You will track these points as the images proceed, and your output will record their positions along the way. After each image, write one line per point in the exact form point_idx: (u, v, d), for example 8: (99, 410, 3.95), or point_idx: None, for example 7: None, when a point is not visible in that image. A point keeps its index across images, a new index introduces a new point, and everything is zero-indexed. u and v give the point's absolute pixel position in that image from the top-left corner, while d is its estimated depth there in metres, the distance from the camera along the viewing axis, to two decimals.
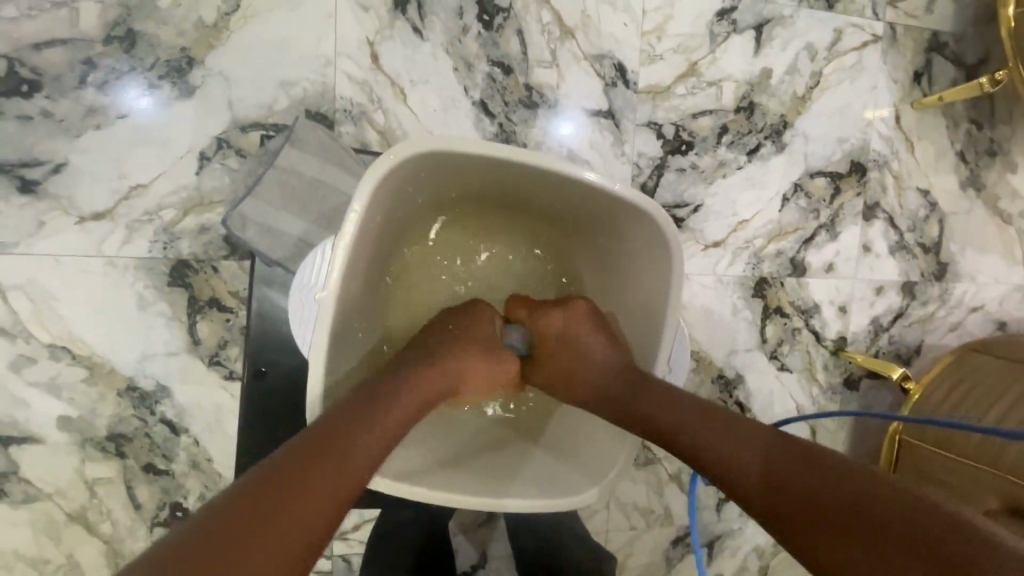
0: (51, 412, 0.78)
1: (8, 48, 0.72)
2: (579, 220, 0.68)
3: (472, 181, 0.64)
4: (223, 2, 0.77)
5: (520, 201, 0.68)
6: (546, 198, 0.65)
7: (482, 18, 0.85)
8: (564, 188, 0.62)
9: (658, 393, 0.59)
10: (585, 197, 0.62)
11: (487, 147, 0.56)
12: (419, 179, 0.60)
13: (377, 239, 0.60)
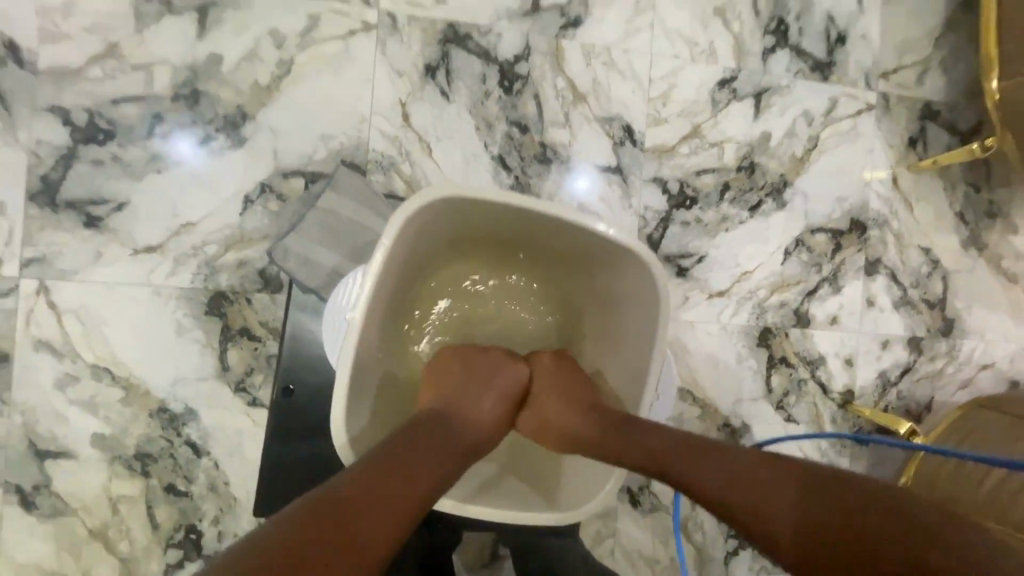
0: (87, 428, 0.83)
1: (90, 103, 0.83)
2: (582, 262, 0.73)
3: (487, 225, 0.70)
4: (276, 67, 0.88)
5: (528, 242, 0.73)
6: (550, 240, 0.71)
7: (503, 84, 0.95)
8: (571, 236, 0.68)
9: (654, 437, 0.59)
10: (589, 244, 0.68)
11: (502, 197, 0.63)
12: (437, 221, 0.66)
13: (400, 271, 0.66)
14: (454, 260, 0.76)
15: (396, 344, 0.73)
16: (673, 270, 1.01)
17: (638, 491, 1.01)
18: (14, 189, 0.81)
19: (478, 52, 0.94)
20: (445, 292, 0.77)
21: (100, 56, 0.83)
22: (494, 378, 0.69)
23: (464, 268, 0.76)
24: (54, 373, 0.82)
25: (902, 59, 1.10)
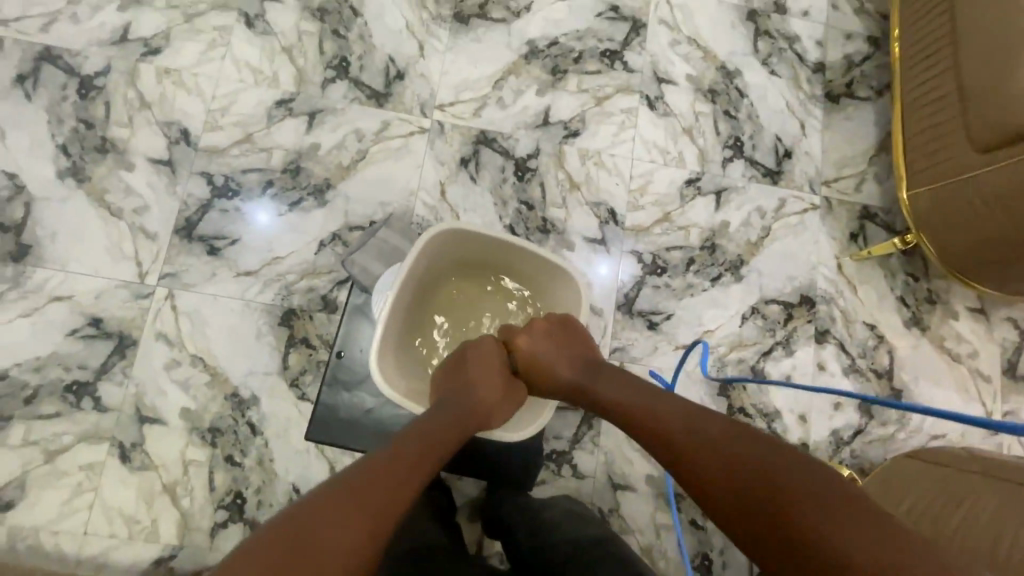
0: (179, 402, 1.09)
1: (227, 171, 1.19)
2: (547, 283, 1.00)
3: (476, 253, 0.98)
4: (356, 154, 1.23)
5: (509, 267, 1.01)
6: (523, 265, 0.99)
7: (517, 173, 1.27)
8: (532, 262, 0.97)
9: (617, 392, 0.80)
10: (544, 269, 0.97)
11: (490, 232, 0.91)
12: (444, 249, 0.94)
13: (414, 282, 0.93)
14: (457, 280, 1.04)
15: (407, 336, 0.99)
16: (645, 323, 1.24)
17: (608, 512, 1.16)
18: (166, 225, 1.16)
19: (500, 151, 1.28)
20: (440, 302, 1.03)
21: (240, 141, 1.21)
22: (490, 354, 0.90)
23: (456, 285, 1.04)
24: (164, 358, 1.10)
25: (841, 172, 1.37)
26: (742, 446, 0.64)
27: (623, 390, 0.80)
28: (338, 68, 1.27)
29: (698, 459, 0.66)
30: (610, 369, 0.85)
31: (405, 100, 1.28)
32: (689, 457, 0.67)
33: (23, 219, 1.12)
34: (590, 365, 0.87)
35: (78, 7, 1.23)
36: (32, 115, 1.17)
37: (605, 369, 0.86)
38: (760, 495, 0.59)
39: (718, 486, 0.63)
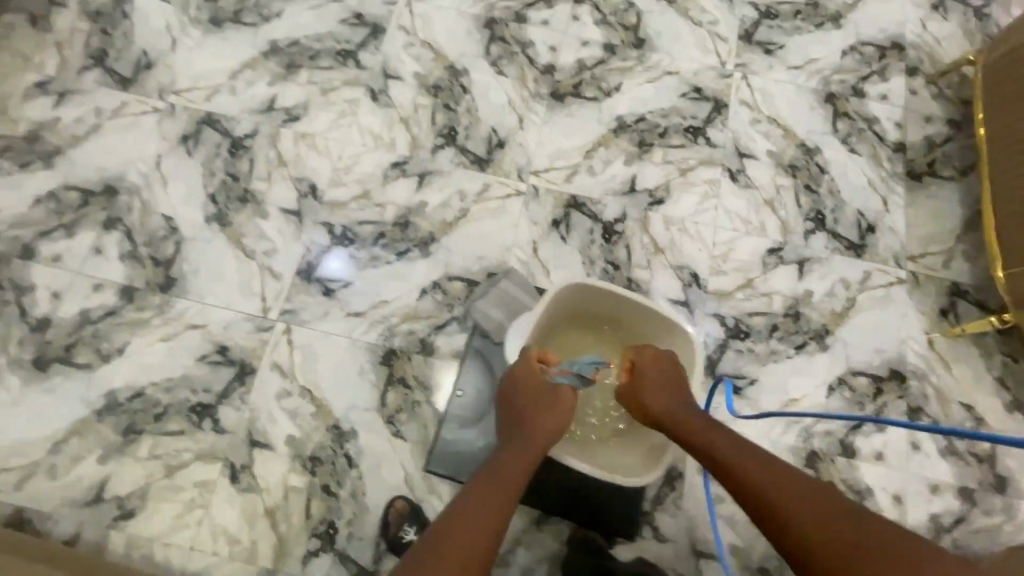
0: (285, 429, 1.18)
1: (345, 223, 1.34)
2: (657, 336, 1.07)
3: (590, 305, 1.08)
4: (458, 212, 1.36)
5: (621, 319, 1.09)
6: (636, 319, 1.07)
7: (605, 235, 1.35)
8: (643, 314, 1.05)
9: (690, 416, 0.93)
10: (655, 321, 1.05)
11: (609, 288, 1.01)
12: (565, 302, 1.05)
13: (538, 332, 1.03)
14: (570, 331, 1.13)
15: None
16: (729, 387, 1.25)
17: None
18: (290, 267, 1.29)
19: (589, 215, 1.37)
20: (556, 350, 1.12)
21: (358, 197, 1.36)
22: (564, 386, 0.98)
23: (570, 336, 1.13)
24: (277, 387, 1.21)
25: (928, 248, 1.38)
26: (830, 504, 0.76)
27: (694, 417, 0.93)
28: (447, 137, 1.42)
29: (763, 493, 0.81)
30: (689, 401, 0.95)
31: (504, 165, 1.41)
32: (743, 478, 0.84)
33: (173, 257, 1.29)
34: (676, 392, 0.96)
35: (236, 82, 1.45)
36: (190, 168, 1.37)
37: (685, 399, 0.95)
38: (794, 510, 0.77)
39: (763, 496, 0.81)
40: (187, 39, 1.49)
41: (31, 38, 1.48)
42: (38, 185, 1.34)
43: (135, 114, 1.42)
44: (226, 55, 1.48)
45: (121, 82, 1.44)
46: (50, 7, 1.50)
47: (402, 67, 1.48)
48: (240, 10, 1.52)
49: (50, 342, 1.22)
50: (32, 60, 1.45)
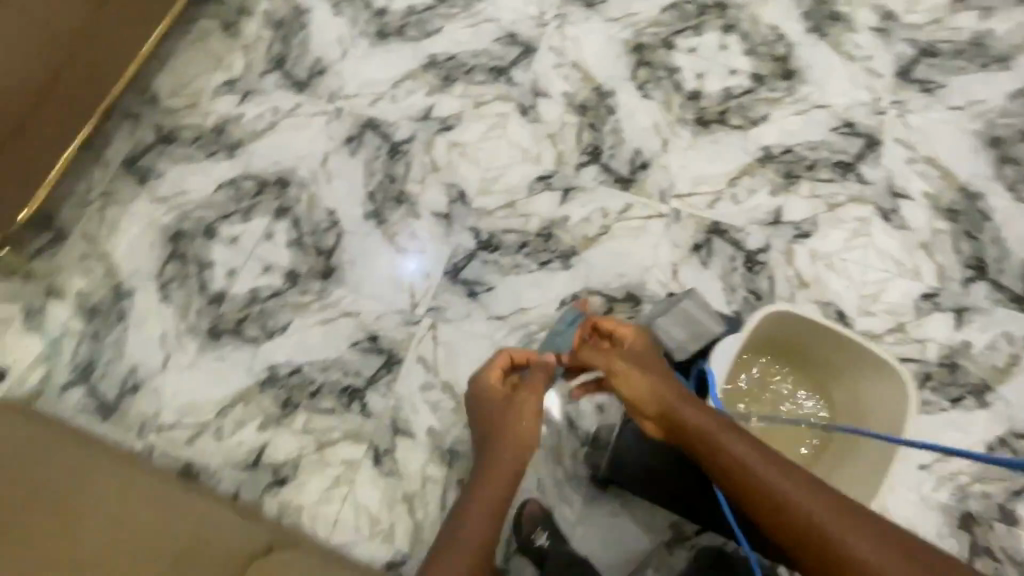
0: (426, 420, 1.24)
1: (491, 230, 1.40)
2: (850, 363, 1.09)
3: (779, 335, 1.12)
4: (600, 228, 1.39)
5: (809, 347, 1.12)
6: (827, 347, 1.10)
7: (747, 264, 1.34)
8: (835, 343, 1.08)
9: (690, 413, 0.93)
10: (846, 349, 1.07)
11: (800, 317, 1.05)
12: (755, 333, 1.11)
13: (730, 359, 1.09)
14: (763, 362, 1.17)
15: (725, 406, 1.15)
16: None
17: None
18: (438, 267, 1.37)
19: (732, 241, 1.36)
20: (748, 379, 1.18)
21: (504, 205, 1.42)
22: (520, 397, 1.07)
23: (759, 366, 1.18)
24: (420, 379, 1.27)
25: None
26: (804, 489, 0.81)
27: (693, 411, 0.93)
28: (592, 155, 1.46)
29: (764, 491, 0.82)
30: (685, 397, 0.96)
31: (647, 187, 1.42)
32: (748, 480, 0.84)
33: (334, 247, 1.39)
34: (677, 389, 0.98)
35: (397, 91, 1.56)
36: (352, 168, 1.48)
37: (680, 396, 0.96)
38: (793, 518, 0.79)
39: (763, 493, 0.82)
40: (356, 49, 1.62)
41: (223, 41, 1.65)
42: (222, 173, 1.49)
43: (308, 115, 1.55)
44: (390, 66, 1.59)
45: (296, 85, 1.58)
46: (241, 15, 1.67)
47: (551, 86, 1.54)
48: (404, 25, 1.64)
49: (225, 315, 1.34)
50: (223, 61, 1.62)
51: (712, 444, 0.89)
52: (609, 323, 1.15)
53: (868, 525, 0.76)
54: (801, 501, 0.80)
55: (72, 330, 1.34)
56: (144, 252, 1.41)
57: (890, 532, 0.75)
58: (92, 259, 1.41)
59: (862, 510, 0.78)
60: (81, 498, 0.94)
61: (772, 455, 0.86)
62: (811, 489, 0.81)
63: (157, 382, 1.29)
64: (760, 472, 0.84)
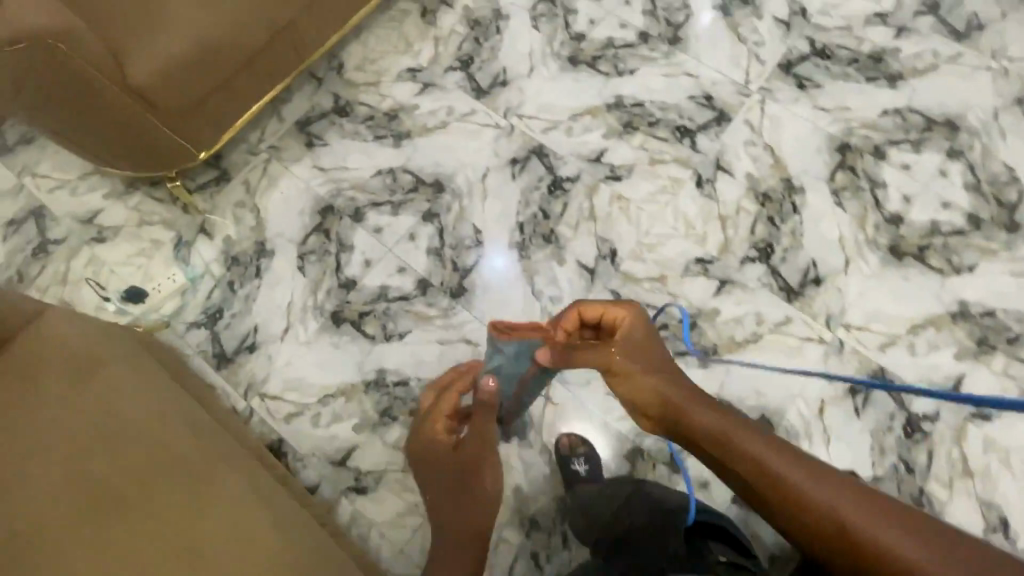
0: (515, 479, 1.21)
1: (633, 300, 1.31)
2: None
3: None
4: (750, 334, 1.27)
5: None
6: None
7: (906, 427, 1.19)
8: None
9: (702, 412, 0.85)
10: None
11: None
12: None
13: None
14: None
15: None
16: None
17: None
18: None
19: (895, 396, 1.21)
20: None
21: (654, 278, 1.33)
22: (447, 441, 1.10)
23: None
24: (521, 434, 1.23)
25: None
26: (827, 486, 0.70)
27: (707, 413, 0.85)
28: (762, 251, 1.34)
29: (778, 492, 0.72)
30: (698, 397, 0.88)
31: (813, 304, 1.29)
32: (764, 491, 0.74)
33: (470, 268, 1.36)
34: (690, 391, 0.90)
35: (574, 123, 1.49)
36: (508, 191, 1.43)
37: (693, 393, 0.90)
38: (825, 524, 0.67)
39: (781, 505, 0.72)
40: (544, 69, 1.57)
41: (418, 27, 1.64)
42: (383, 159, 1.48)
43: (479, 123, 1.51)
44: (573, 95, 1.53)
45: (476, 90, 1.55)
46: (441, 6, 1.66)
47: (736, 164, 1.43)
48: (599, 57, 1.57)
49: (350, 303, 1.34)
50: (412, 47, 1.62)
51: (727, 448, 0.79)
52: (594, 311, 1.02)
53: (899, 521, 0.63)
54: (827, 500, 0.68)
55: (212, 273, 1.39)
56: (293, 216, 1.43)
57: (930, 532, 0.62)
58: (244, 208, 1.45)
59: (892, 505, 0.66)
60: (206, 504, 0.87)
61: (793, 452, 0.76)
62: (832, 486, 0.70)
63: (272, 349, 1.31)
64: (776, 469, 0.73)
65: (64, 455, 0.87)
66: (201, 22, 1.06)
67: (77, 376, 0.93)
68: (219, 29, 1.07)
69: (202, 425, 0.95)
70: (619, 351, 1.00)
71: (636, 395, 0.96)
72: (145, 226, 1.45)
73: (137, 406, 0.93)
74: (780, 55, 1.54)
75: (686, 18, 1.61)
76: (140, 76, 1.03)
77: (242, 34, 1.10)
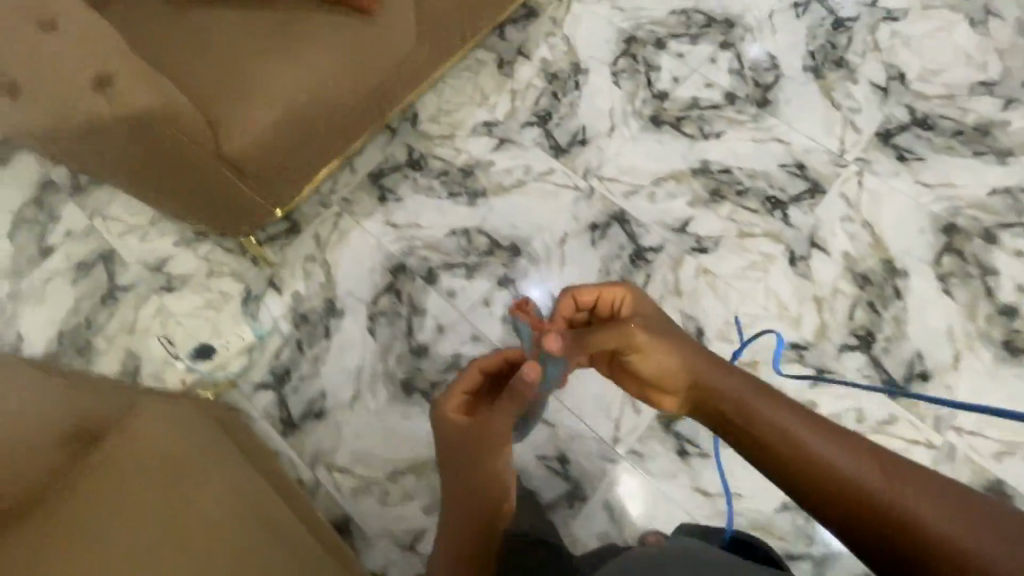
0: None
1: None
2: None
3: None
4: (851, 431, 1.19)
5: None
6: None
7: None
8: None
9: (725, 382, 0.77)
10: None
11: None
12: None
13: None
14: None
15: None
16: None
17: None
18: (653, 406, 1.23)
19: None
20: None
21: (743, 362, 1.26)
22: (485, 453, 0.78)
23: None
24: (602, 527, 1.17)
25: None
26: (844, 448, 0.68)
27: (732, 384, 0.77)
28: (862, 339, 1.25)
29: (805, 468, 0.69)
30: (719, 363, 0.79)
31: (919, 402, 1.20)
32: (788, 465, 0.70)
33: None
34: (711, 358, 0.80)
35: (658, 188, 1.43)
36: (587, 258, 1.37)
37: (715, 362, 0.79)
38: (853, 500, 0.65)
39: (808, 483, 0.68)
40: (625, 128, 1.51)
41: (494, 78, 1.60)
42: (458, 217, 1.43)
43: (557, 184, 1.46)
44: (656, 157, 1.47)
45: (554, 148, 1.50)
46: (518, 58, 1.62)
47: (832, 241, 1.35)
48: (683, 117, 1.51)
49: (422, 371, 1.29)
50: (488, 99, 1.57)
51: (747, 414, 0.74)
52: (590, 295, 0.80)
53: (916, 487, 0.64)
54: (851, 468, 0.66)
55: (280, 330, 1.35)
56: (364, 274, 1.39)
57: (940, 493, 0.62)
58: (314, 263, 1.41)
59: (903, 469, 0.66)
60: None
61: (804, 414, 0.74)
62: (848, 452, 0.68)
63: (342, 416, 1.26)
64: (808, 442, 0.70)
65: (112, 558, 0.79)
66: (294, 86, 1.03)
67: (167, 469, 0.88)
68: (311, 92, 1.03)
69: (245, 484, 0.93)
70: (642, 328, 0.77)
71: (651, 377, 0.80)
72: (215, 277, 1.42)
73: (231, 501, 0.88)
74: (877, 123, 1.46)
75: (776, 79, 1.54)
76: (236, 145, 0.99)
77: (335, 97, 1.06)
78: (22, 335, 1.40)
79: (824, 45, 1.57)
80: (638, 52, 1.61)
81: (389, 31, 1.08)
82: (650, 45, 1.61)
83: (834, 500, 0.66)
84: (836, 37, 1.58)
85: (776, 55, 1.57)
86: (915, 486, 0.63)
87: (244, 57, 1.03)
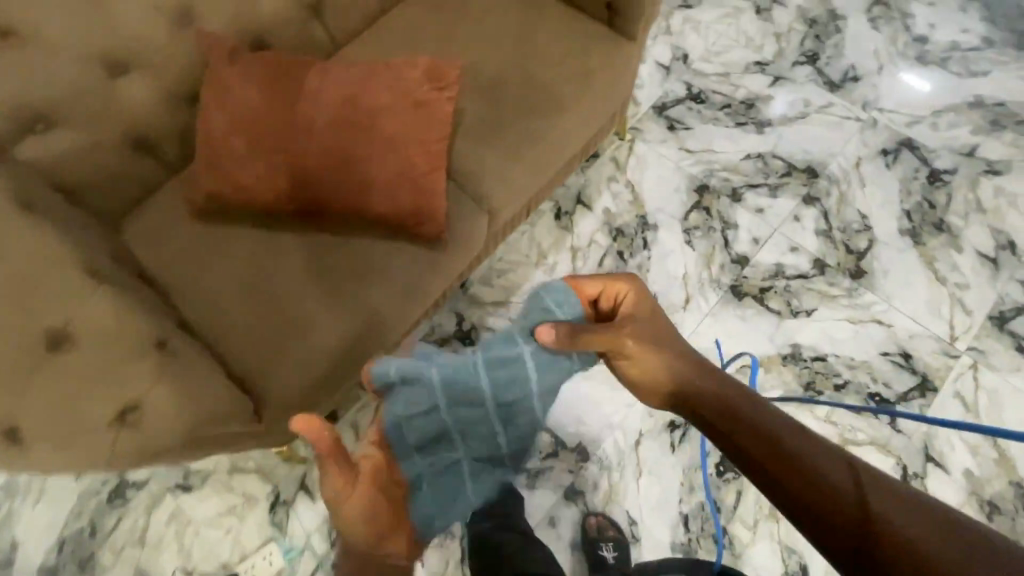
0: None
1: None
2: None
3: None
4: None
5: None
6: None
7: None
8: None
9: (714, 383, 0.67)
10: None
11: None
12: None
13: None
14: None
15: None
16: None
17: None
18: None
19: None
20: None
21: None
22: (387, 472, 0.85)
23: None
24: None
25: None
26: (844, 473, 0.54)
27: (723, 384, 0.67)
28: None
29: (781, 470, 0.56)
30: (710, 367, 0.70)
31: None
32: (762, 466, 0.57)
33: (608, 543, 1.12)
34: (699, 369, 0.70)
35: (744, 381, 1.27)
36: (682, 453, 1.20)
37: (706, 368, 0.70)
38: (835, 510, 0.51)
39: (782, 488, 0.54)
40: (703, 300, 1.35)
41: (552, 232, 1.44)
42: None
43: None
44: (740, 338, 1.30)
45: None
46: (578, 208, 1.46)
47: (951, 455, 1.18)
48: (767, 289, 1.35)
49: None
50: (546, 259, 1.41)
51: (730, 418, 0.62)
52: (590, 290, 0.81)
53: (903, 500, 0.50)
54: (832, 473, 0.54)
55: (314, 548, 1.19)
56: None
57: (982, 530, 0.46)
58: None
59: (867, 468, 0.54)
60: None
61: (802, 431, 0.60)
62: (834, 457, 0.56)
63: None
64: (783, 441, 0.58)
65: None
66: (342, 331, 0.87)
67: None
68: (361, 337, 0.88)
69: None
70: (637, 337, 0.74)
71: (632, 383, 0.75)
72: (238, 475, 1.24)
73: None
74: (989, 304, 1.30)
75: (870, 244, 1.38)
76: (277, 408, 0.84)
77: (387, 334, 0.91)
78: (16, 543, 1.21)
79: (920, 202, 1.42)
80: (711, 205, 1.45)
81: (453, 256, 0.92)
82: (724, 196, 1.46)
83: (819, 515, 0.51)
84: (933, 193, 1.43)
85: (868, 213, 1.42)
86: (914, 504, 0.49)
87: (284, 293, 0.88)
